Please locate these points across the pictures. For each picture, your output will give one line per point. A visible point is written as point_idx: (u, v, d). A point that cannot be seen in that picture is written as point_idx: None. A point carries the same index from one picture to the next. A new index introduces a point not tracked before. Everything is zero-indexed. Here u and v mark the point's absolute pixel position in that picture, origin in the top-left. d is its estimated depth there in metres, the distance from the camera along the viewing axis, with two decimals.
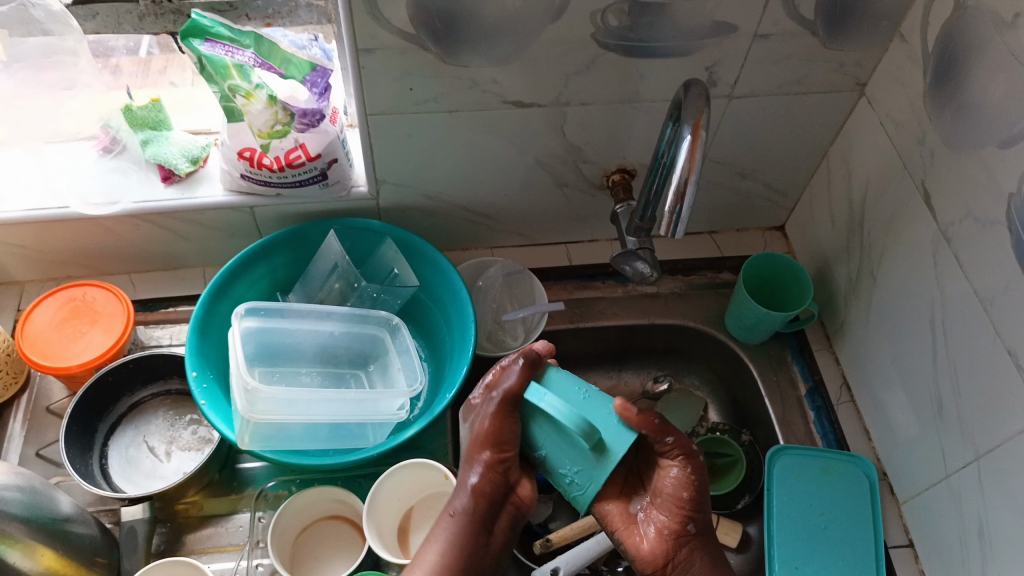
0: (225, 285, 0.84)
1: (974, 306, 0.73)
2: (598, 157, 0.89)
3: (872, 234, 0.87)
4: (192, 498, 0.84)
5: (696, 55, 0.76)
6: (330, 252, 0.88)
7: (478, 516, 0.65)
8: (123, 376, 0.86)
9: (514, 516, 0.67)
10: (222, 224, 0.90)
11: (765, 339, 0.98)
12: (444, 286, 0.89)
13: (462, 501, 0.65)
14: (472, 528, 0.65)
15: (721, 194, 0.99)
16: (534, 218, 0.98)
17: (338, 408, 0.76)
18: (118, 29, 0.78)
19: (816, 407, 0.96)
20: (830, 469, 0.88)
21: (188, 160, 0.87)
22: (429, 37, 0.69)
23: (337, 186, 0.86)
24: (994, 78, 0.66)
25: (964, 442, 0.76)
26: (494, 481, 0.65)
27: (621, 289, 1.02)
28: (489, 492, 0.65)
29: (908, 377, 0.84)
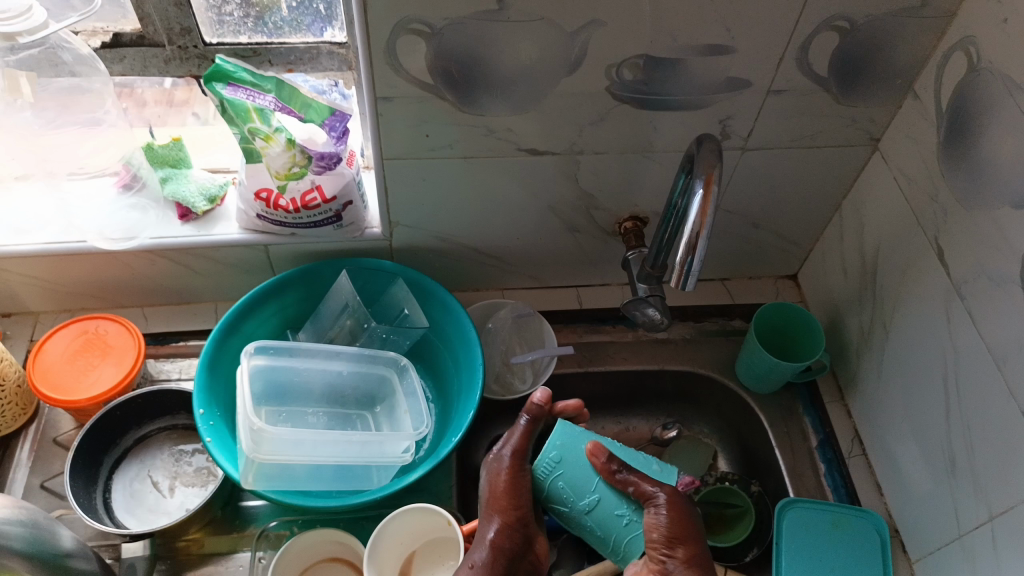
0: (237, 321, 0.84)
1: (988, 365, 0.72)
2: (610, 204, 0.90)
3: (885, 287, 0.87)
4: (195, 535, 0.84)
5: (709, 108, 0.77)
6: (341, 292, 0.89)
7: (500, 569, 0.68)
8: (131, 411, 0.87)
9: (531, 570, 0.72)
10: (236, 261, 0.91)
11: (776, 388, 0.97)
12: (452, 327, 0.89)
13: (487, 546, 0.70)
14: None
15: (733, 242, 0.99)
16: (545, 262, 0.99)
17: (343, 450, 0.76)
18: (144, 71, 0.80)
19: (826, 459, 0.94)
20: (840, 523, 0.87)
21: (206, 199, 0.89)
22: (447, 86, 0.71)
23: (351, 227, 0.87)
24: (1006, 140, 0.67)
25: (978, 503, 0.74)
26: (523, 512, 0.71)
27: (631, 334, 1.02)
28: (506, 547, 0.69)
29: (921, 433, 0.83)
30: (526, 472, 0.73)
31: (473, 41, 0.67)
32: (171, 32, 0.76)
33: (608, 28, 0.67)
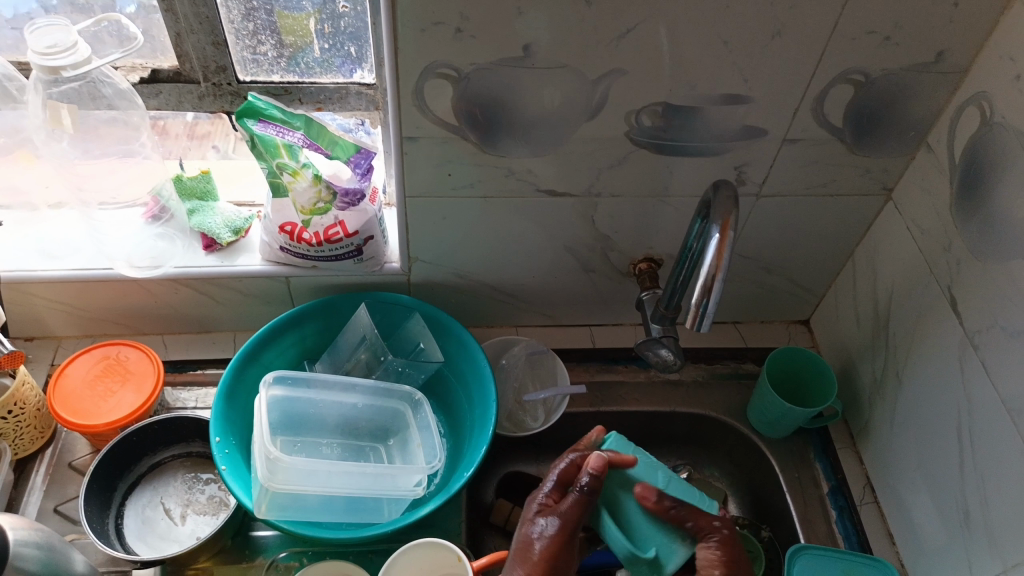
0: (255, 351, 0.86)
1: (1002, 416, 0.72)
2: (625, 246, 0.91)
3: (898, 335, 0.87)
4: (203, 563, 0.84)
5: (725, 155, 0.79)
6: (359, 325, 0.90)
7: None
8: (147, 437, 0.88)
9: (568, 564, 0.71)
10: (257, 291, 0.93)
11: (788, 434, 0.97)
12: (467, 363, 0.90)
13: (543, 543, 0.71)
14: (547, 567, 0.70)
15: (746, 286, 1.00)
16: (560, 300, 1.00)
17: (356, 481, 0.77)
18: (178, 106, 0.83)
19: (838, 506, 0.94)
20: (852, 573, 0.85)
21: (231, 231, 0.91)
22: (471, 127, 0.73)
23: (371, 262, 0.88)
24: (1019, 194, 0.68)
25: (992, 556, 0.74)
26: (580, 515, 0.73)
27: (643, 374, 1.03)
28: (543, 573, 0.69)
29: (934, 483, 0.82)
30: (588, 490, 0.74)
31: (497, 86, 0.69)
32: (207, 70, 0.79)
33: (628, 77, 0.69)
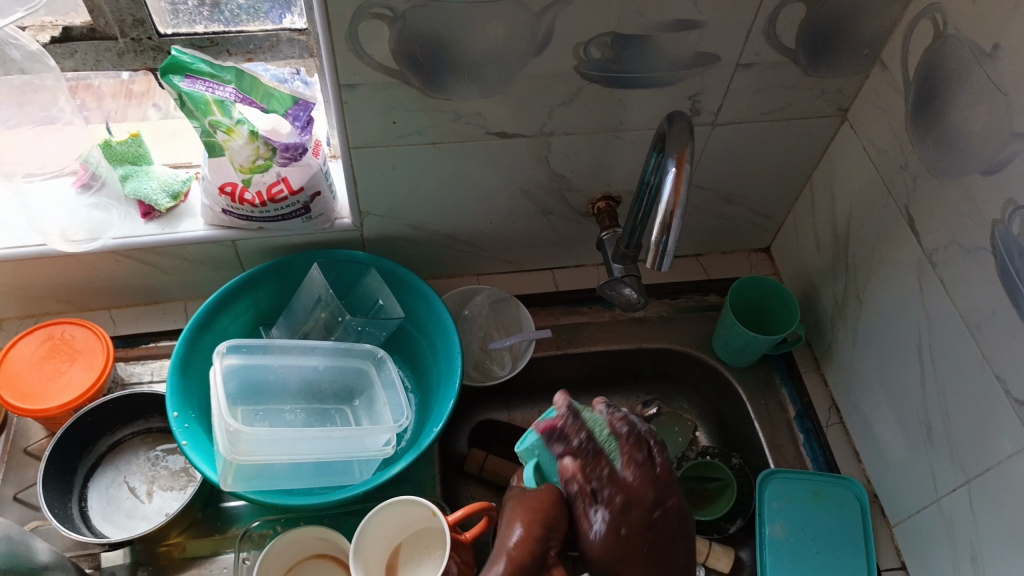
0: (208, 319, 0.82)
1: (960, 330, 0.73)
2: (583, 185, 0.89)
3: (857, 257, 0.88)
4: (175, 539, 0.82)
5: (680, 85, 0.76)
6: (313, 286, 0.87)
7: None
8: (103, 416, 0.84)
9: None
10: (205, 257, 0.89)
11: (752, 361, 0.98)
12: (430, 316, 0.88)
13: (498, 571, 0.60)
14: None
15: (706, 218, 0.99)
16: (519, 245, 0.98)
17: (323, 446, 0.75)
18: (97, 67, 0.78)
19: (805, 429, 0.95)
20: (820, 493, 0.88)
21: (169, 195, 0.86)
22: (413, 70, 0.69)
23: (321, 219, 0.85)
24: (973, 107, 0.67)
25: (954, 466, 0.76)
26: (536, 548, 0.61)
27: (608, 314, 1.02)
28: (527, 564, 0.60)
29: (897, 401, 0.84)
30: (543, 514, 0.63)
31: (436, 24, 0.65)
32: (124, 24, 0.74)
33: (574, 7, 0.66)
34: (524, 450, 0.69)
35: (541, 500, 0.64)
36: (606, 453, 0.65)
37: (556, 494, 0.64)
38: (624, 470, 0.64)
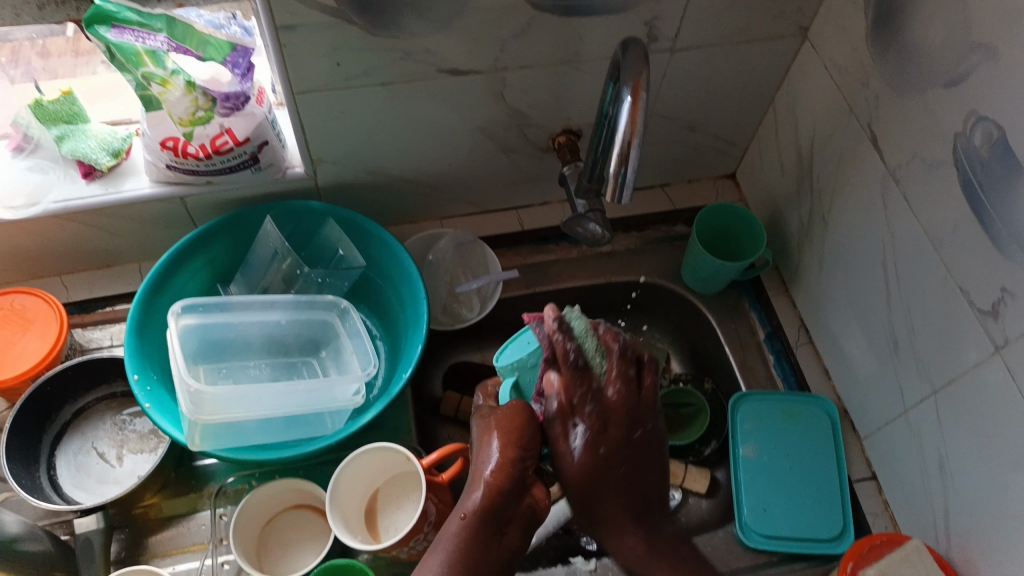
0: (163, 279, 0.80)
1: (925, 245, 0.73)
2: (542, 120, 0.86)
3: (822, 179, 0.87)
4: (151, 499, 0.81)
5: (635, 10, 0.73)
6: (268, 239, 0.85)
7: (495, 507, 0.64)
8: (64, 385, 0.82)
9: (528, 516, 0.66)
10: (154, 216, 0.86)
11: (722, 288, 0.99)
12: (392, 262, 0.86)
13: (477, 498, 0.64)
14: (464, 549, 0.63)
15: (670, 148, 0.97)
16: (480, 185, 0.95)
17: (291, 400, 0.75)
18: (17, 21, 0.72)
19: (776, 351, 0.97)
20: (791, 413, 0.89)
21: (109, 154, 0.82)
22: (354, 9, 0.65)
23: (271, 170, 0.82)
24: (934, 20, 0.65)
25: (921, 378, 0.77)
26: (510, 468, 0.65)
27: (575, 250, 1.01)
28: (506, 486, 0.64)
29: (863, 319, 0.84)
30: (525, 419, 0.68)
31: None
32: None
33: None
34: (504, 367, 0.75)
35: (510, 412, 0.68)
36: (594, 371, 0.68)
37: (524, 410, 0.68)
38: (609, 385, 0.68)
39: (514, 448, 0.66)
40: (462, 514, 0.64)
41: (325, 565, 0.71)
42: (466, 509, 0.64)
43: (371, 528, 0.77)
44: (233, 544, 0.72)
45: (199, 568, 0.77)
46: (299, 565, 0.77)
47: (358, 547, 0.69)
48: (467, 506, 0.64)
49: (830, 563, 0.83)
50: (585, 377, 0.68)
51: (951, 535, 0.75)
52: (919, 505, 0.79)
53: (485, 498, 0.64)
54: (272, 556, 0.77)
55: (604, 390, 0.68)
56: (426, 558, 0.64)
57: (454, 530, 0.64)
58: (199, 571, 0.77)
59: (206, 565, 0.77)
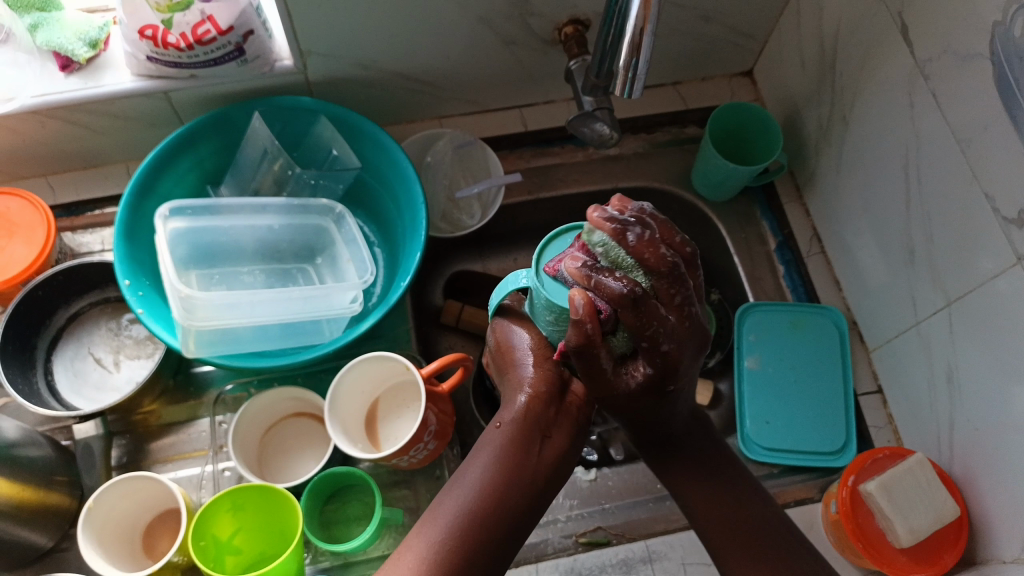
0: (150, 181, 0.76)
1: (951, 146, 0.68)
2: (547, 9, 0.80)
3: (845, 75, 0.81)
4: (150, 407, 0.80)
5: None
6: (257, 138, 0.81)
7: (537, 412, 0.61)
8: (55, 290, 0.80)
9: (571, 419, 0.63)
10: (138, 113, 0.81)
11: (732, 195, 0.95)
12: (387, 164, 0.82)
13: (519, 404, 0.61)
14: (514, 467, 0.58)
15: (683, 41, 0.91)
16: (481, 82, 0.90)
17: (286, 307, 0.72)
18: None
19: (785, 260, 0.94)
20: (799, 323, 0.88)
21: (86, 45, 0.77)
22: None
23: (258, 62, 0.77)
24: None
25: (935, 289, 0.74)
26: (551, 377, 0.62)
27: (581, 153, 0.97)
28: (544, 390, 0.62)
29: (880, 227, 0.81)
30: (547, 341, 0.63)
31: None
32: None
33: None
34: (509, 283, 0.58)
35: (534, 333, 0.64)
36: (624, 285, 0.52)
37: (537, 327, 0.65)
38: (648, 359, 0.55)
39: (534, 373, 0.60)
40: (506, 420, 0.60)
41: (326, 473, 0.71)
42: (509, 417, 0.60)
43: (371, 436, 0.76)
44: (233, 451, 0.71)
45: (200, 475, 0.77)
46: (300, 472, 0.77)
47: (359, 455, 0.68)
48: (507, 412, 0.61)
49: (833, 475, 0.82)
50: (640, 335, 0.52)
51: (954, 449, 0.74)
52: (925, 418, 0.78)
53: (527, 403, 0.61)
54: (272, 464, 0.77)
55: (659, 345, 0.53)
56: (467, 463, 0.59)
57: (499, 437, 0.59)
58: (199, 478, 0.77)
59: (206, 471, 0.77)
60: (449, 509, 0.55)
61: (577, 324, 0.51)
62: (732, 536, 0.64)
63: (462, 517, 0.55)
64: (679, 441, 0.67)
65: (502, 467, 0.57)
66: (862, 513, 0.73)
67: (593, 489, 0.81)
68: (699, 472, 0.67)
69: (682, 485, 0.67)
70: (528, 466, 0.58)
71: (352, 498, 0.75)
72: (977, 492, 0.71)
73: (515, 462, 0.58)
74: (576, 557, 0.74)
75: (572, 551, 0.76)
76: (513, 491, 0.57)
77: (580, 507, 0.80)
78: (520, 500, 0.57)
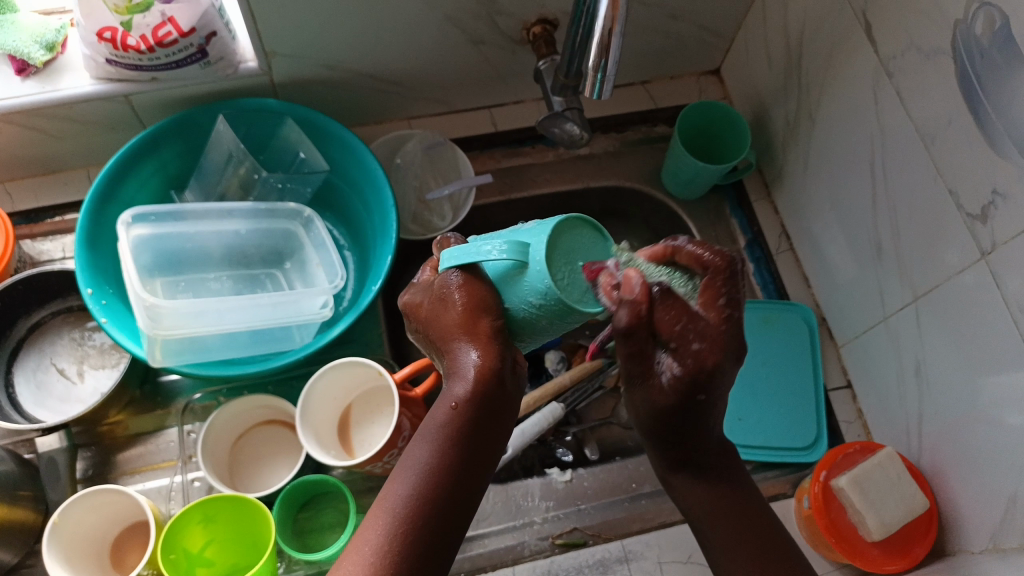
0: (111, 187, 0.75)
1: (915, 143, 0.69)
2: (515, 9, 0.79)
3: (811, 73, 0.82)
4: (116, 417, 0.78)
5: None
6: (222, 142, 0.79)
7: (488, 394, 0.49)
8: (15, 300, 0.78)
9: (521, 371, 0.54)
10: (98, 116, 0.79)
11: (702, 193, 0.96)
12: (355, 166, 0.81)
13: (465, 384, 0.49)
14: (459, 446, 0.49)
15: (652, 40, 0.91)
16: (450, 82, 0.90)
17: (254, 314, 0.71)
18: None
19: (755, 258, 0.95)
20: (770, 319, 0.88)
21: (42, 48, 0.75)
22: None
23: (221, 64, 0.76)
24: None
25: (902, 283, 0.75)
26: (499, 351, 0.50)
27: (552, 153, 0.97)
28: (495, 364, 0.49)
29: (847, 223, 0.82)
30: (490, 298, 0.49)
31: None
32: None
33: None
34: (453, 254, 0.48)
35: (470, 287, 0.49)
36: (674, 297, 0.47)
37: (480, 276, 0.49)
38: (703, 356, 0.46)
39: (475, 333, 0.49)
40: (458, 404, 0.49)
41: (299, 482, 0.70)
42: (460, 396, 0.49)
43: (345, 443, 0.76)
44: (202, 461, 0.70)
45: (169, 486, 0.76)
46: (273, 480, 0.76)
47: (333, 463, 0.67)
48: (458, 392, 0.49)
49: (805, 469, 0.83)
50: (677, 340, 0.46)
51: (923, 441, 0.75)
52: (894, 411, 0.79)
53: (473, 380, 0.49)
54: (243, 473, 0.76)
55: (687, 343, 0.45)
56: (413, 443, 0.50)
57: (441, 419, 0.49)
58: (168, 489, 0.75)
59: (175, 482, 0.76)
60: (392, 496, 0.47)
61: (630, 306, 0.45)
62: (752, 567, 0.50)
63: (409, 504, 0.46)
64: (697, 454, 0.53)
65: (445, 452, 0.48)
66: (835, 508, 0.74)
67: (569, 490, 0.81)
68: (727, 504, 0.53)
69: (707, 518, 0.53)
70: (481, 446, 0.50)
71: (326, 506, 0.74)
72: (945, 483, 0.72)
73: (460, 444, 0.49)
74: (553, 559, 0.74)
75: (549, 553, 0.75)
76: (462, 466, 0.49)
77: (556, 508, 0.80)
78: (473, 477, 0.49)
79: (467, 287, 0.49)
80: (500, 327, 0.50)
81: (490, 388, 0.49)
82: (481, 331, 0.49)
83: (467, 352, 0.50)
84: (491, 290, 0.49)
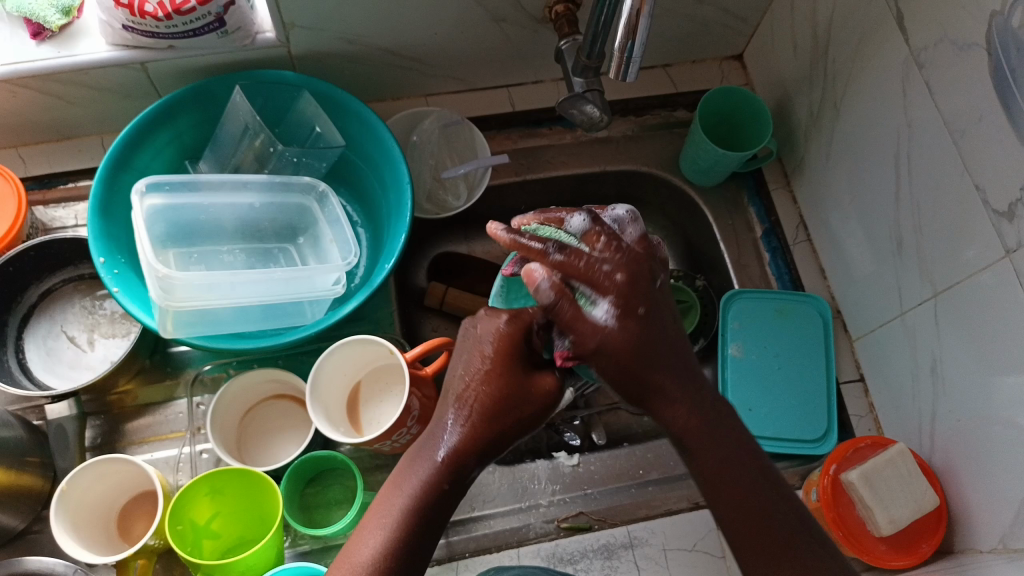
0: (126, 155, 0.74)
1: (943, 137, 0.68)
2: None
3: (837, 62, 0.80)
4: (125, 387, 0.78)
5: None
6: (238, 113, 0.78)
7: (456, 481, 0.53)
8: (27, 265, 0.78)
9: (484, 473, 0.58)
10: (113, 83, 0.78)
11: (720, 180, 0.94)
12: (371, 143, 0.80)
13: (442, 462, 0.53)
14: (413, 525, 0.51)
15: (676, 22, 0.89)
16: (469, 59, 0.88)
17: (267, 288, 0.70)
18: None
19: (771, 247, 0.93)
20: (785, 310, 0.87)
21: (59, 11, 0.74)
22: None
23: (239, 34, 0.75)
24: None
25: (922, 279, 0.74)
26: (483, 458, 0.54)
27: (570, 135, 0.95)
28: (471, 462, 0.53)
29: (867, 216, 0.81)
30: (517, 405, 0.54)
31: None
32: None
33: None
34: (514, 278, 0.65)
35: (513, 381, 0.54)
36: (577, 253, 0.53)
37: (523, 381, 0.55)
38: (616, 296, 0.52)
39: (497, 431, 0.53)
40: (440, 483, 0.52)
41: (306, 457, 0.70)
42: (446, 479, 0.52)
43: (354, 421, 0.75)
44: (211, 433, 0.70)
45: (177, 457, 0.76)
46: (280, 454, 0.76)
47: (340, 440, 0.67)
48: (434, 471, 0.53)
49: (813, 462, 0.83)
50: (572, 257, 0.52)
51: (935, 440, 0.74)
52: (906, 408, 0.78)
53: (453, 464, 0.53)
54: (251, 447, 0.76)
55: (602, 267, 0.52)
56: (387, 490, 0.53)
57: (415, 486, 0.52)
58: (176, 460, 0.76)
59: (184, 453, 0.76)
60: (359, 556, 0.50)
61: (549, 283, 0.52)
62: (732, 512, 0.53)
63: (378, 565, 0.50)
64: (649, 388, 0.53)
65: (399, 533, 0.51)
66: (843, 503, 0.74)
67: (575, 476, 0.80)
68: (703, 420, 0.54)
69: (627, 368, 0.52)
70: (432, 530, 0.53)
71: (333, 482, 0.74)
72: (956, 482, 0.72)
73: (415, 525, 0.51)
74: (558, 543, 0.74)
75: (554, 536, 0.75)
76: (425, 543, 0.52)
77: (563, 492, 0.79)
78: (412, 558, 0.51)
79: (506, 382, 0.54)
80: (497, 443, 0.54)
81: (453, 482, 0.53)
82: (488, 424, 0.53)
83: (474, 431, 0.53)
84: (541, 410, 0.55)
